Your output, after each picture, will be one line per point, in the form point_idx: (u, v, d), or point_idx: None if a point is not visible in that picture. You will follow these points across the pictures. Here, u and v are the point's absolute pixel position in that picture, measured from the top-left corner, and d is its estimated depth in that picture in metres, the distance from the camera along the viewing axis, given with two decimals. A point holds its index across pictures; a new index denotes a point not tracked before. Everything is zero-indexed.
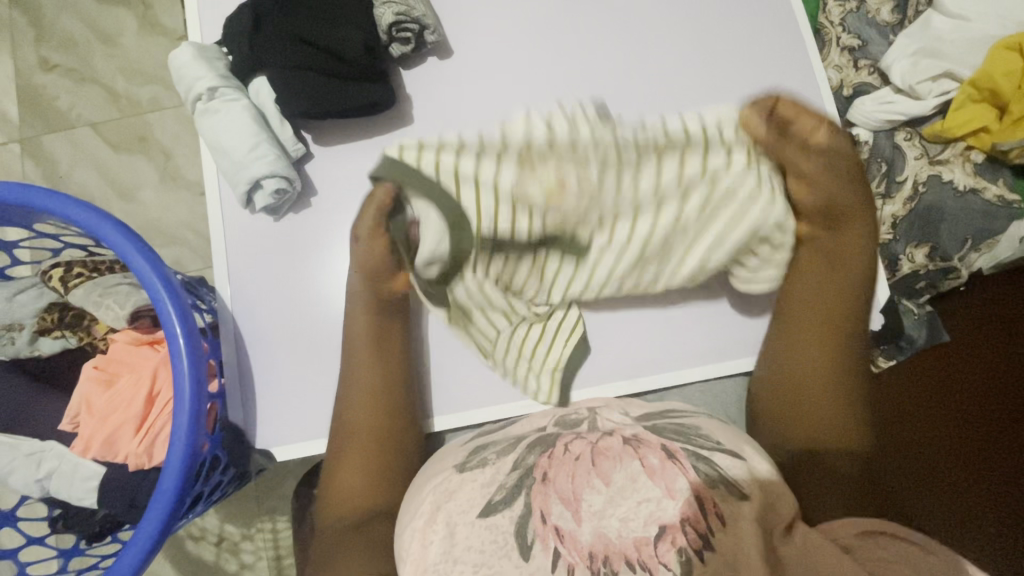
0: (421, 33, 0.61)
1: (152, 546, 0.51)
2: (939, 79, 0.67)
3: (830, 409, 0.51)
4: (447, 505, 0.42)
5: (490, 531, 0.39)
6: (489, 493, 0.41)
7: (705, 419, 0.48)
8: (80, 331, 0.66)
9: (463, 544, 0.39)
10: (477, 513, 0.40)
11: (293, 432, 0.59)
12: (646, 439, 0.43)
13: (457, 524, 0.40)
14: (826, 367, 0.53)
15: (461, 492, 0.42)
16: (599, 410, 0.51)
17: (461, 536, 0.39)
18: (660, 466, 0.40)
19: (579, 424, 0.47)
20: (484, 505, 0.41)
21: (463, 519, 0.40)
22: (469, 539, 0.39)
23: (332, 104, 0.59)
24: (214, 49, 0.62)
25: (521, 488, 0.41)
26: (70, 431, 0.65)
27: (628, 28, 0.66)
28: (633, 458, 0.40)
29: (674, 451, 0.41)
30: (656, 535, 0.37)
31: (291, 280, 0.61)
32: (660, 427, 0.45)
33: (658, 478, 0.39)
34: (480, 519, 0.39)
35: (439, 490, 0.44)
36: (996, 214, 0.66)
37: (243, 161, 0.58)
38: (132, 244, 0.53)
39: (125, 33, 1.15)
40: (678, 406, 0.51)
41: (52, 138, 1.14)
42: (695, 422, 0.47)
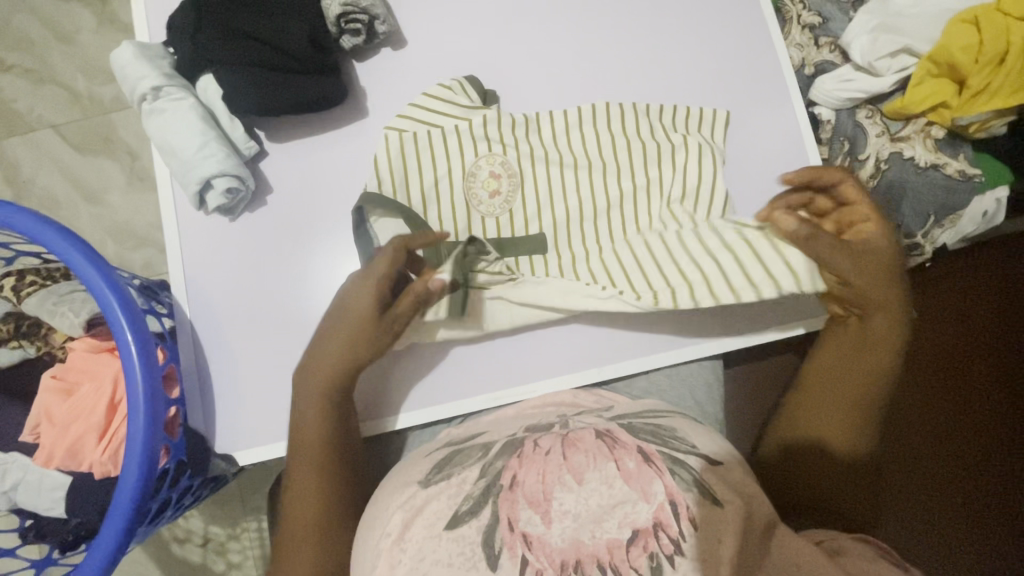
0: (372, 24, 0.60)
1: (114, 555, 0.51)
2: (897, 55, 0.66)
3: (851, 422, 0.53)
4: (417, 520, 0.42)
5: (457, 543, 0.39)
6: (456, 503, 0.41)
7: (680, 419, 0.49)
8: (37, 340, 0.65)
9: (432, 558, 0.39)
10: (445, 525, 0.40)
11: (251, 435, 0.59)
12: (622, 440, 0.43)
13: (426, 538, 0.40)
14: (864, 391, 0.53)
15: (429, 505, 0.42)
16: (571, 416, 0.50)
17: (429, 552, 0.40)
18: (636, 470, 0.40)
19: (551, 428, 0.47)
20: (451, 516, 0.41)
21: (430, 532, 0.40)
22: (438, 553, 0.39)
23: (280, 101, 0.57)
24: (157, 47, 0.60)
25: (488, 497, 0.41)
26: (33, 443, 0.64)
27: (586, 13, 0.65)
28: (607, 459, 0.41)
29: (651, 455, 0.41)
30: (630, 539, 0.37)
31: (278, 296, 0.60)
32: (635, 427, 0.46)
33: (634, 481, 0.39)
34: (447, 532, 0.40)
35: (406, 505, 0.43)
36: (957, 188, 0.67)
37: (191, 161, 0.57)
38: (77, 250, 0.52)
39: (83, 31, 1.12)
40: (654, 404, 0.52)
41: (12, 141, 1.11)
42: (672, 423, 0.47)
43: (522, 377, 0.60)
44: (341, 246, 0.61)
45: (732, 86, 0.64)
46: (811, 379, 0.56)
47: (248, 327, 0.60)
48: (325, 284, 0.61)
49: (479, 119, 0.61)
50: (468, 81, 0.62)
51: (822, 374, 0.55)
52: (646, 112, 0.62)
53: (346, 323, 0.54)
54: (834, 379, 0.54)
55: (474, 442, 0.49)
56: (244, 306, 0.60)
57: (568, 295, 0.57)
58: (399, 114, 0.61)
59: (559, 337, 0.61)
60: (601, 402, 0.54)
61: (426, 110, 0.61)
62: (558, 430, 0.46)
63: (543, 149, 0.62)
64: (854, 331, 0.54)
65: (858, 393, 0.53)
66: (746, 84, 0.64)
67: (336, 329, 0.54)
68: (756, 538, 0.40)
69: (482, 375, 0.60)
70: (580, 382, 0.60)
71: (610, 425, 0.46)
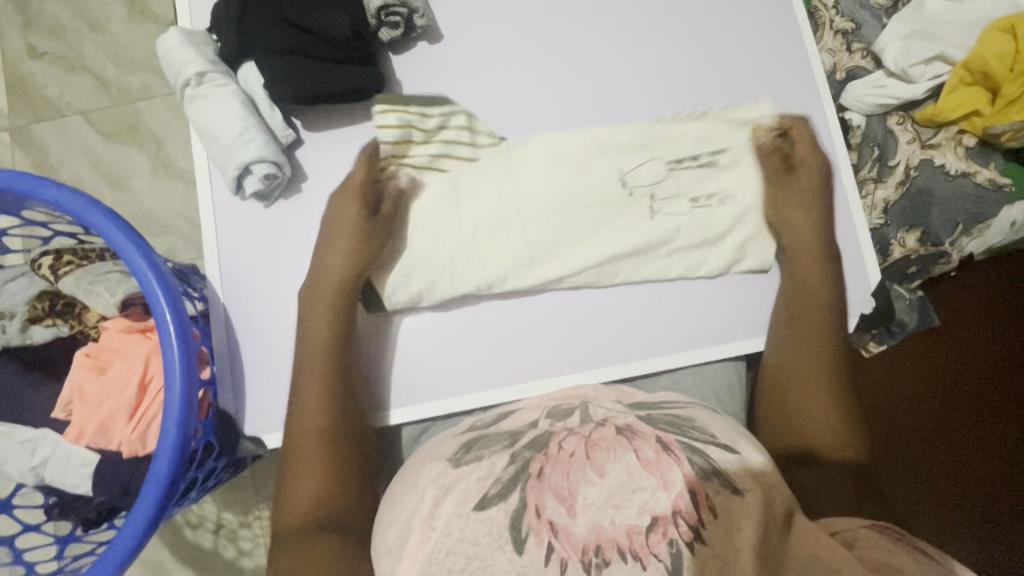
0: (411, 17, 0.61)
1: (145, 530, 0.52)
2: (932, 62, 0.67)
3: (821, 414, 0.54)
4: (444, 499, 0.42)
5: (485, 524, 0.39)
6: (486, 486, 0.42)
7: (696, 410, 0.49)
8: (71, 318, 0.66)
9: (457, 537, 0.39)
10: (473, 506, 0.41)
11: (279, 419, 0.59)
12: (641, 431, 0.44)
13: (454, 514, 0.40)
14: (816, 380, 0.56)
15: (458, 485, 0.43)
16: (591, 403, 0.52)
17: (456, 530, 0.40)
18: (654, 459, 0.40)
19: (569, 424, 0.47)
20: (479, 498, 0.41)
21: (458, 510, 0.41)
22: (464, 531, 0.39)
23: (322, 91, 0.59)
24: (202, 34, 0.61)
25: (518, 480, 0.41)
26: (64, 420, 0.65)
27: (621, 12, 0.65)
28: (627, 449, 0.41)
29: (669, 443, 0.42)
30: (650, 525, 0.37)
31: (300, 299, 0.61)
32: (654, 419, 0.47)
33: (653, 469, 0.40)
34: (475, 512, 0.40)
35: (437, 483, 0.44)
36: (986, 197, 0.67)
37: (231, 146, 0.58)
38: (120, 230, 0.53)
39: (114, 21, 1.14)
40: (670, 396, 0.52)
41: (42, 127, 1.13)
42: (688, 413, 0.48)
43: (547, 371, 0.61)
44: None
45: (764, 89, 0.64)
46: (773, 381, 0.58)
47: (279, 308, 0.61)
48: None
49: (493, 157, 0.62)
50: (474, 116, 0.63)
51: (779, 364, 0.58)
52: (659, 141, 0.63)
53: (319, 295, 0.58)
54: (792, 367, 0.57)
55: (499, 428, 0.50)
56: (274, 287, 0.61)
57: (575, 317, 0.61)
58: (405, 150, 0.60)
59: (583, 330, 0.61)
60: (623, 394, 0.55)
61: (431, 164, 0.61)
62: (574, 427, 0.46)
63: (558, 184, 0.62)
64: (791, 324, 0.59)
65: (810, 380, 0.56)
66: (778, 86, 0.64)
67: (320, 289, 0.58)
68: (777, 532, 0.40)
69: (508, 365, 0.60)
70: (604, 379, 0.61)
71: (628, 419, 0.47)
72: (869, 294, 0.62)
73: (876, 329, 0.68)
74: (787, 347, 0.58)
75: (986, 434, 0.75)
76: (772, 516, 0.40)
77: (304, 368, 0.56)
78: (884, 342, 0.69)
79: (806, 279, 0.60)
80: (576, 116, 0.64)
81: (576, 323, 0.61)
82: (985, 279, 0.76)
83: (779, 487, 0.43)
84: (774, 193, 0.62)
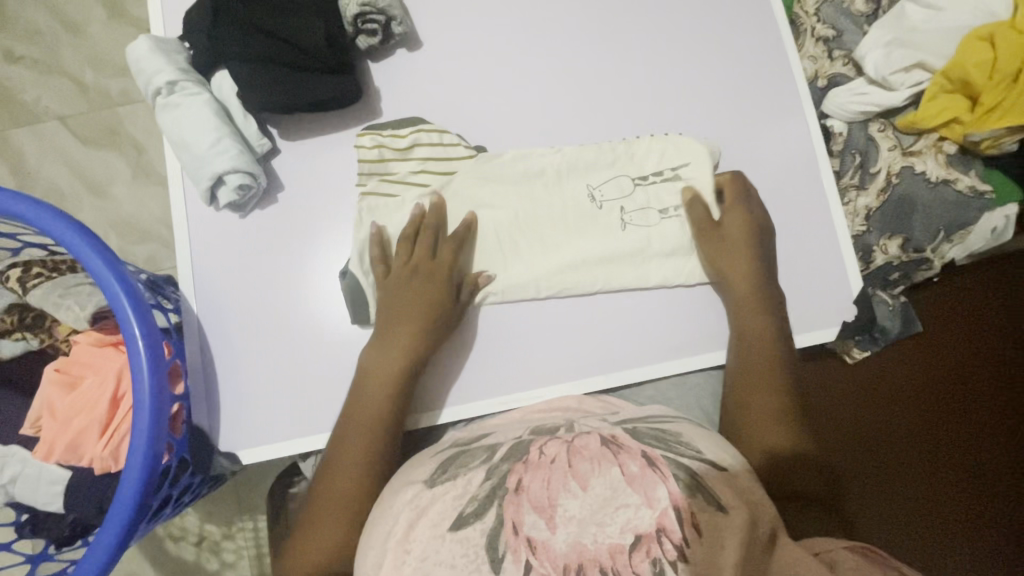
0: (389, 24, 0.60)
1: (114, 551, 0.51)
2: (912, 69, 0.66)
3: (783, 427, 0.54)
4: (421, 522, 0.41)
5: (461, 545, 0.39)
6: (462, 505, 0.41)
7: (684, 424, 0.48)
8: (41, 333, 0.64)
9: (434, 559, 0.39)
10: (449, 526, 0.40)
11: (255, 434, 0.58)
12: (626, 445, 0.43)
13: (429, 537, 0.40)
14: (776, 395, 0.55)
15: (433, 507, 0.42)
16: (576, 419, 0.50)
17: (432, 553, 0.39)
18: (639, 474, 0.40)
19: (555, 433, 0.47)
20: (455, 517, 0.41)
21: (433, 533, 0.40)
22: (440, 554, 0.39)
23: (297, 98, 0.57)
24: (174, 42, 0.59)
25: (494, 498, 0.41)
26: (33, 436, 0.63)
27: (602, 19, 0.65)
28: (611, 463, 0.40)
29: (655, 459, 0.41)
30: (633, 544, 0.37)
31: (277, 307, 0.60)
32: (639, 432, 0.46)
33: (638, 485, 0.39)
34: (451, 533, 0.39)
35: (410, 506, 0.43)
36: (968, 205, 0.67)
37: (204, 156, 0.57)
38: (89, 244, 0.51)
39: (93, 24, 1.12)
40: (659, 411, 0.51)
41: (18, 132, 1.11)
42: (676, 427, 0.47)
43: (529, 383, 0.60)
44: (341, 253, 0.61)
45: (745, 97, 0.64)
46: (734, 396, 0.56)
47: (255, 323, 0.60)
48: (323, 288, 0.61)
49: (473, 167, 0.61)
50: (445, 129, 0.62)
51: (735, 374, 0.57)
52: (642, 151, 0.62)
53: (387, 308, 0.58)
54: (744, 379, 0.56)
55: (479, 444, 0.49)
56: (248, 302, 0.60)
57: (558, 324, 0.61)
58: (382, 161, 0.60)
59: (564, 339, 0.60)
60: (605, 406, 0.54)
61: (408, 178, 0.60)
62: (563, 435, 0.46)
63: (538, 192, 0.61)
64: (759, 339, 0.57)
65: (768, 393, 0.55)
66: (760, 94, 0.64)
67: (392, 300, 0.58)
68: (760, 548, 0.39)
69: (488, 377, 0.59)
70: (587, 391, 0.60)
71: (614, 430, 0.46)
72: (852, 302, 0.61)
73: (859, 337, 0.70)
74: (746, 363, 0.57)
75: (937, 439, 0.78)
76: (756, 534, 0.39)
77: (364, 376, 0.55)
78: (867, 349, 0.72)
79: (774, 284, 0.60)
80: (557, 123, 0.64)
81: (557, 333, 0.60)
82: (949, 290, 0.78)
83: (764, 504, 0.42)
84: (760, 205, 0.61)
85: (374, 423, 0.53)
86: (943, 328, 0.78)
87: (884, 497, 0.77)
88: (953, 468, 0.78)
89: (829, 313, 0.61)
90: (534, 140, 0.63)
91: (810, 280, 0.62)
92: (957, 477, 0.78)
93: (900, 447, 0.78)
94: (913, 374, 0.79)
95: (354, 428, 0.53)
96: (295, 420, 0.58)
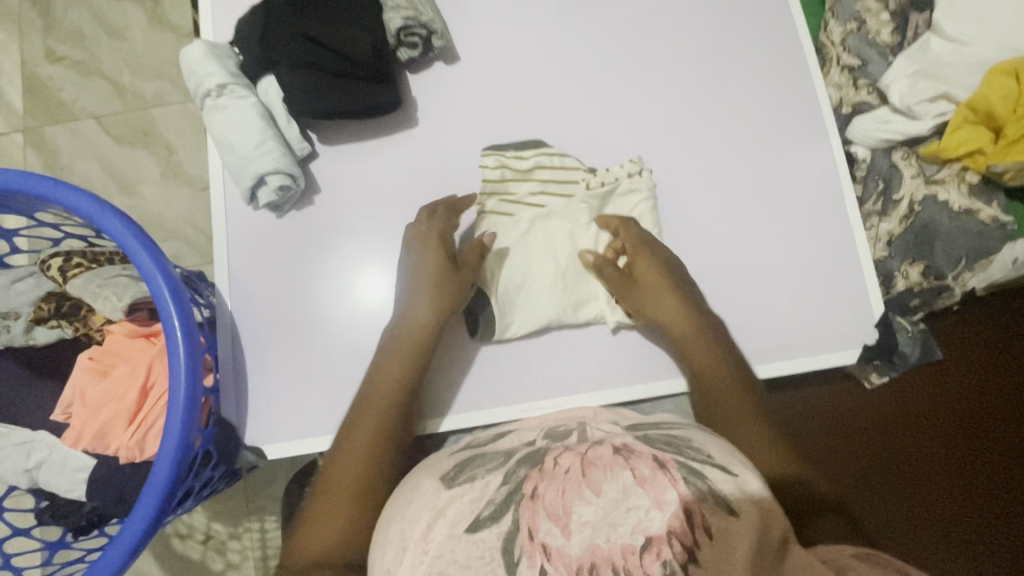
0: (429, 38, 0.63)
1: (141, 538, 0.51)
2: (936, 100, 0.68)
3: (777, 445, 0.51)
4: (437, 521, 0.42)
5: (478, 547, 0.39)
6: (478, 508, 0.41)
7: (697, 431, 0.48)
8: (76, 321, 0.66)
9: (449, 558, 0.39)
10: (466, 528, 0.40)
11: (280, 430, 0.59)
12: (638, 451, 0.43)
13: (445, 538, 0.40)
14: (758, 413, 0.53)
15: (451, 507, 0.42)
16: (590, 422, 0.51)
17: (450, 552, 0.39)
18: (651, 477, 0.40)
19: (568, 436, 0.47)
20: (472, 520, 0.41)
21: (450, 533, 0.40)
22: (455, 553, 0.39)
23: (339, 105, 0.60)
24: (226, 48, 0.62)
25: (510, 503, 0.41)
26: (62, 423, 0.65)
27: (633, 40, 0.67)
28: (623, 468, 0.41)
29: (666, 462, 0.41)
30: (643, 545, 0.37)
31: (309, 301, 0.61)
32: (652, 439, 0.46)
33: (648, 488, 0.39)
34: (467, 535, 0.39)
35: (428, 506, 0.43)
36: (989, 234, 0.68)
37: (249, 157, 0.59)
38: (134, 235, 0.53)
39: (134, 29, 1.16)
40: (670, 418, 0.51)
41: (55, 129, 1.14)
42: (687, 434, 0.47)
43: (552, 391, 0.61)
44: (370, 254, 0.62)
45: (772, 120, 0.65)
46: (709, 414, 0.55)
47: (267, 313, 0.61)
48: (350, 287, 0.62)
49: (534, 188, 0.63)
50: (563, 153, 0.63)
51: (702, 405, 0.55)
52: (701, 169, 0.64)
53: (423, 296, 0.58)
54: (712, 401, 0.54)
55: (495, 448, 0.49)
56: (283, 299, 0.61)
57: (585, 342, 0.62)
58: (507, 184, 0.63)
59: (588, 349, 0.62)
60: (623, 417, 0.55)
61: (527, 199, 0.63)
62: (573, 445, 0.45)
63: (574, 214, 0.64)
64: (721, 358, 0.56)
65: (742, 410, 0.53)
66: (785, 118, 0.65)
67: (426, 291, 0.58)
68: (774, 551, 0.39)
69: (510, 386, 0.61)
70: (606, 402, 0.61)
71: (625, 438, 0.46)
72: (873, 326, 0.62)
73: (877, 363, 0.67)
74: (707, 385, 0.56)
75: (970, 461, 0.78)
76: (770, 540, 0.39)
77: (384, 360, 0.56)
78: (886, 374, 0.69)
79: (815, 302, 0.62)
80: (585, 138, 0.65)
81: (578, 347, 0.62)
82: (980, 319, 0.78)
83: (778, 512, 0.41)
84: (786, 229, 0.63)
85: (392, 413, 0.54)
86: (966, 355, 0.78)
87: (922, 522, 0.77)
88: (991, 489, 0.77)
89: (849, 335, 0.62)
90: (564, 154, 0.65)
91: (834, 303, 0.62)
92: (994, 498, 0.77)
93: (933, 471, 0.78)
94: (941, 401, 0.79)
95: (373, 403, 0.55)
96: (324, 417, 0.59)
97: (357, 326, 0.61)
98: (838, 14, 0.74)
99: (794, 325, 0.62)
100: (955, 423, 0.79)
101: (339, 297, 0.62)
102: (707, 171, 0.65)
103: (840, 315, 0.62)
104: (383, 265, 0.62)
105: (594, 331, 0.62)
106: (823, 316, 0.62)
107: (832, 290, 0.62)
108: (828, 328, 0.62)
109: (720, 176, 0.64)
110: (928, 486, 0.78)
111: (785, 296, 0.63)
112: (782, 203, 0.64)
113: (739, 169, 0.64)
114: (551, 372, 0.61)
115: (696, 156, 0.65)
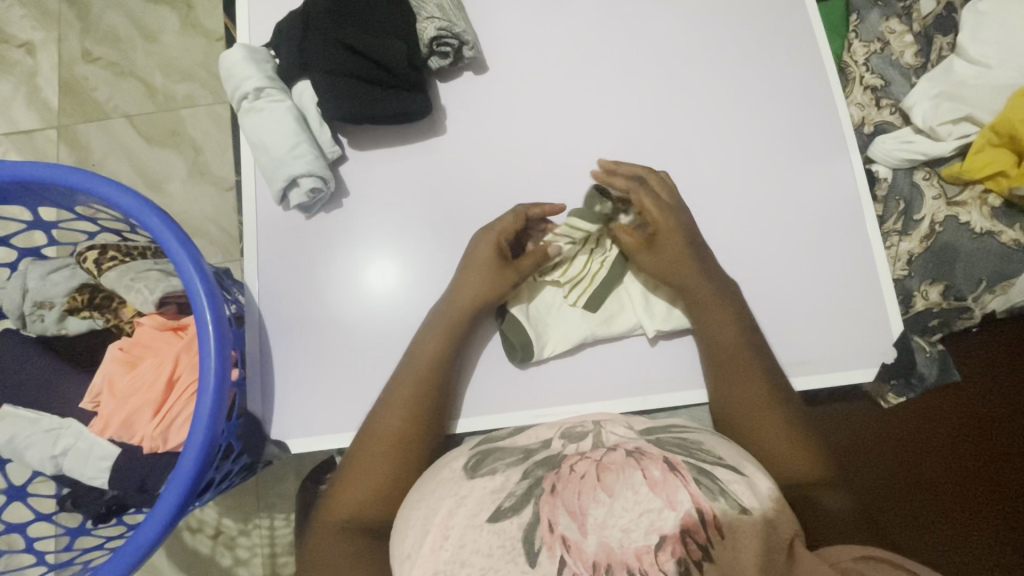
0: (460, 48, 0.64)
1: (165, 527, 0.53)
2: (959, 122, 0.69)
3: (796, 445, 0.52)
4: (460, 511, 0.42)
5: (499, 536, 0.40)
6: (499, 499, 0.42)
7: (704, 433, 0.48)
8: (107, 313, 0.68)
9: (471, 547, 0.39)
10: (487, 517, 0.41)
11: (303, 426, 0.60)
12: (650, 453, 0.43)
13: (467, 526, 0.40)
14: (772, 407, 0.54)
15: (472, 495, 0.43)
16: (603, 420, 0.50)
17: (469, 539, 0.40)
18: (661, 479, 0.40)
19: (585, 434, 0.47)
20: (493, 509, 0.41)
21: (471, 522, 0.41)
22: (477, 542, 0.40)
23: (371, 111, 0.61)
24: (263, 51, 0.64)
25: (532, 496, 0.41)
26: (90, 411, 0.67)
27: (659, 54, 0.68)
28: (634, 469, 0.40)
29: (676, 463, 0.41)
30: (657, 544, 0.37)
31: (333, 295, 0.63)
32: (661, 440, 0.45)
33: (660, 490, 0.39)
34: (489, 524, 0.40)
35: (451, 494, 0.44)
36: (1012, 256, 0.68)
37: (282, 158, 0.60)
38: (170, 231, 0.55)
39: (168, 32, 1.19)
40: (676, 422, 0.51)
41: (87, 126, 1.18)
42: (696, 436, 0.47)
43: (566, 398, 0.61)
44: (391, 255, 0.64)
45: (795, 135, 0.66)
46: (732, 404, 0.56)
47: (293, 322, 0.62)
48: (368, 291, 0.63)
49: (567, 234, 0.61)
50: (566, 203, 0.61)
51: (722, 404, 0.56)
52: (719, 180, 0.66)
53: (444, 304, 0.60)
54: (740, 403, 0.55)
55: (511, 444, 0.49)
56: (309, 300, 0.63)
57: (606, 349, 0.62)
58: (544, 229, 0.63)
59: (604, 359, 0.62)
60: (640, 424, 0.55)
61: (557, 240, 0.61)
62: (584, 448, 0.45)
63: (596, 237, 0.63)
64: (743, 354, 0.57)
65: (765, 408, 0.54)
66: (808, 134, 0.66)
67: (454, 308, 0.59)
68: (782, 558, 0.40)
69: (526, 390, 0.62)
70: (621, 410, 0.61)
71: (638, 441, 0.45)
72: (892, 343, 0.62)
73: (896, 381, 0.68)
74: (726, 377, 0.56)
75: (999, 471, 0.77)
76: (778, 541, 0.40)
77: (406, 369, 0.57)
78: (903, 394, 0.69)
79: (832, 315, 0.63)
80: (607, 149, 0.66)
81: (595, 354, 0.62)
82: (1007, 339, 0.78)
83: (786, 513, 0.42)
84: (807, 244, 0.64)
85: (416, 412, 0.56)
86: (986, 367, 0.78)
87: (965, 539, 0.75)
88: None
89: (868, 351, 0.62)
90: (587, 164, 0.66)
91: (853, 320, 0.62)
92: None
93: (966, 485, 0.77)
94: (961, 415, 0.78)
95: (395, 402, 0.56)
96: (344, 417, 0.60)
97: (380, 321, 0.62)
98: (861, 35, 0.75)
99: (811, 342, 0.62)
100: (978, 434, 0.78)
101: (362, 290, 0.63)
102: (728, 184, 0.65)
103: (857, 330, 0.62)
104: (402, 263, 0.64)
105: (609, 343, 0.62)
106: (841, 331, 0.62)
107: (851, 305, 0.63)
108: (847, 344, 0.62)
109: (741, 190, 0.65)
110: (946, 505, 0.76)
111: (803, 312, 0.63)
112: (802, 217, 0.64)
113: (760, 183, 0.65)
114: (569, 377, 0.62)
115: (718, 170, 0.66)
